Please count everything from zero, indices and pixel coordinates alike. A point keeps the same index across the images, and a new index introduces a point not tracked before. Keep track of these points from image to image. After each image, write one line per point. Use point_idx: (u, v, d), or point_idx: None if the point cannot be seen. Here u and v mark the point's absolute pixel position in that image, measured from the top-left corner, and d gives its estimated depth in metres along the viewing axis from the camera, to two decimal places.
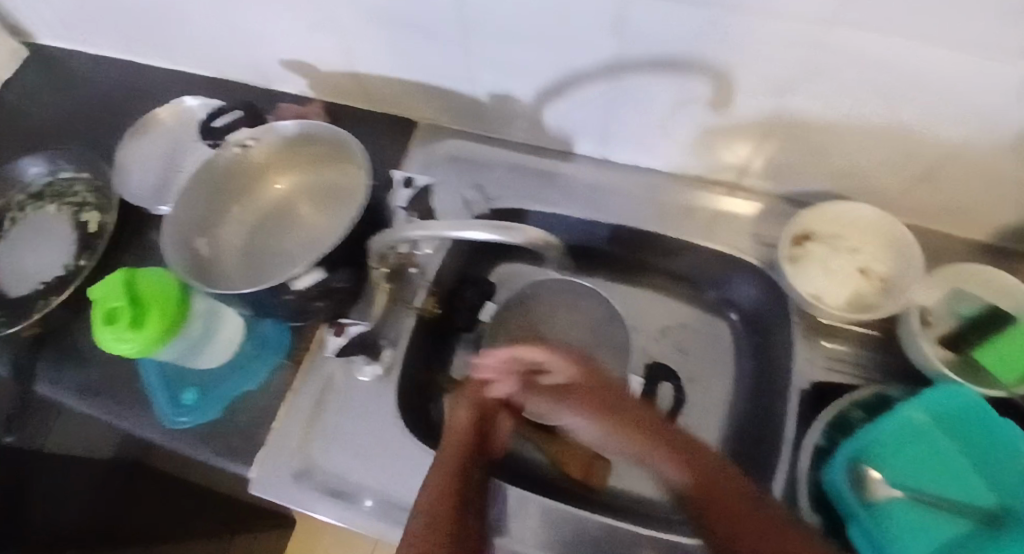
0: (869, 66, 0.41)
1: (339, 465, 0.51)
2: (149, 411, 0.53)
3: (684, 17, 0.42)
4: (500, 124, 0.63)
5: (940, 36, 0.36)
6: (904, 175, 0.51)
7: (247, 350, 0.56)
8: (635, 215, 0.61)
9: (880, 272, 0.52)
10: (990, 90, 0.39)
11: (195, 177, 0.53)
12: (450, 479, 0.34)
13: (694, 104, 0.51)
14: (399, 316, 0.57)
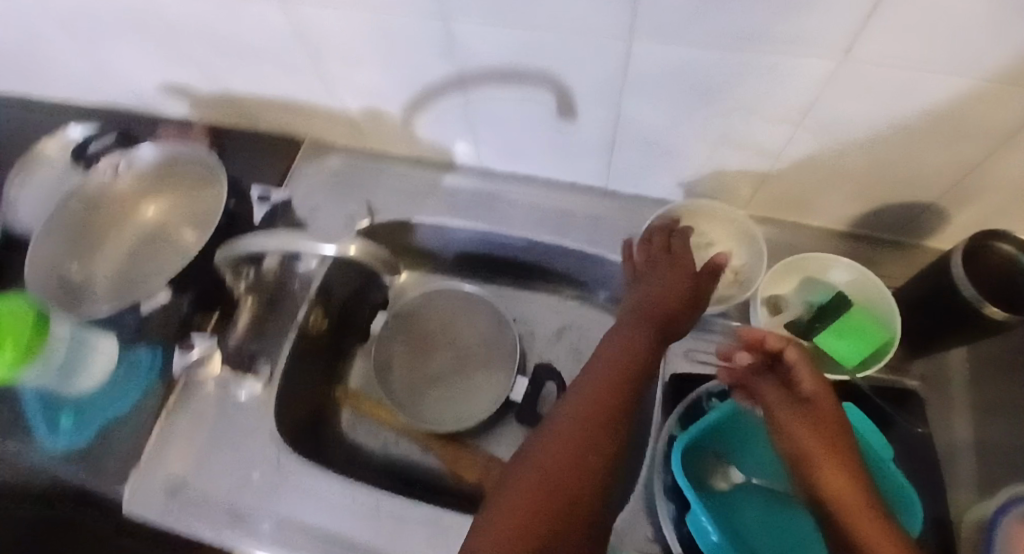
0: (675, 70, 0.43)
1: (210, 486, 0.51)
2: (26, 439, 0.53)
3: (496, 31, 0.44)
4: (379, 141, 0.65)
5: (718, 35, 0.39)
6: (745, 170, 0.54)
7: (122, 375, 0.55)
8: (514, 223, 0.63)
9: (733, 265, 0.55)
10: (782, 82, 0.42)
11: (60, 207, 0.54)
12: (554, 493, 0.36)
13: (542, 110, 0.53)
14: (281, 331, 0.58)
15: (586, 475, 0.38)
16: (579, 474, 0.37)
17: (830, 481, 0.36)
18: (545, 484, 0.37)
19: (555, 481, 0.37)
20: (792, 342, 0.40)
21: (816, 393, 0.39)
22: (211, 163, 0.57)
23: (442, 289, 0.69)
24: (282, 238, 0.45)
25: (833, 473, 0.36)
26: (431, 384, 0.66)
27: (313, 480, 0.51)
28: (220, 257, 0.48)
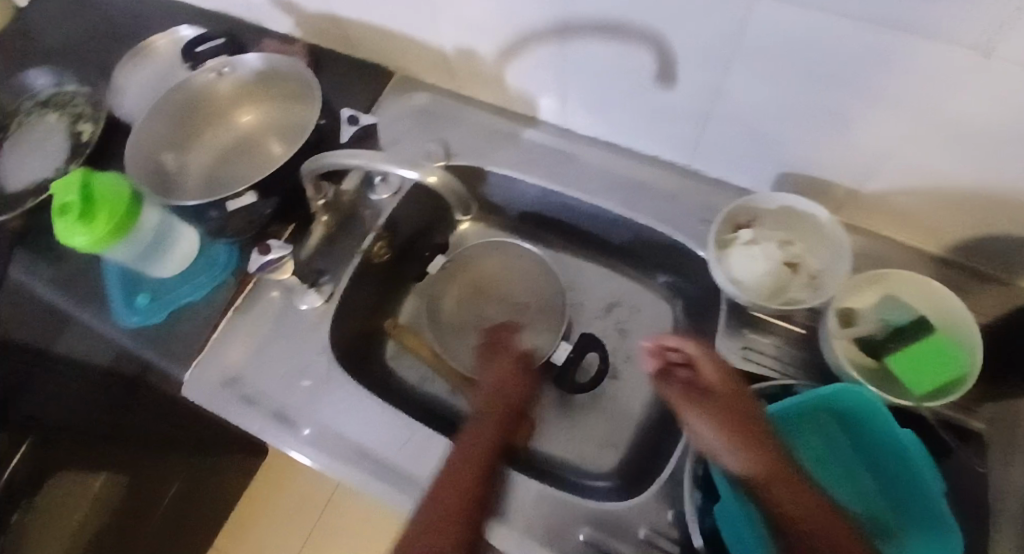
0: (789, 46, 0.41)
1: (264, 380, 0.55)
2: (107, 309, 0.58)
3: None
4: (467, 83, 0.65)
5: (845, 12, 0.35)
6: (844, 169, 0.51)
7: (199, 266, 0.58)
8: (586, 188, 0.62)
9: (812, 267, 0.52)
10: (906, 80, 0.39)
11: (164, 98, 0.57)
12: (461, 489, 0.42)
13: (637, 73, 0.51)
14: (347, 253, 0.60)
15: (482, 482, 0.44)
16: (474, 479, 0.43)
17: (784, 504, 0.35)
18: (454, 485, 0.42)
19: (461, 484, 0.43)
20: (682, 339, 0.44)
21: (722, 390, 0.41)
22: (308, 82, 0.59)
23: (501, 247, 0.70)
24: (366, 156, 0.47)
25: (783, 496, 0.36)
26: (475, 332, 0.67)
27: (357, 398, 0.54)
28: (305, 169, 0.50)
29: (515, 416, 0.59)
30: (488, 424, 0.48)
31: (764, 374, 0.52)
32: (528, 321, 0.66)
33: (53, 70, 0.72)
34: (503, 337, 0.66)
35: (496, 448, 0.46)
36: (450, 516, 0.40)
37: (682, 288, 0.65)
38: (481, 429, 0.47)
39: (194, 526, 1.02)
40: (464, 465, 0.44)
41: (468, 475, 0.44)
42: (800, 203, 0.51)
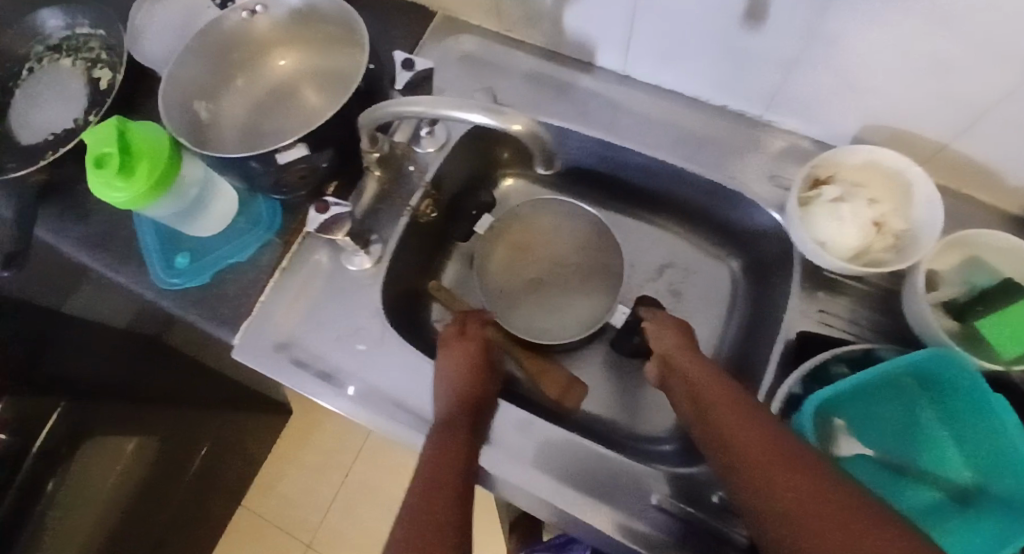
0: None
1: (315, 344, 0.53)
2: (144, 271, 0.55)
3: None
4: (518, 25, 0.60)
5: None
6: (939, 122, 0.47)
7: (243, 224, 0.56)
8: (647, 140, 0.58)
9: (896, 227, 0.49)
10: None
11: (197, 40, 0.52)
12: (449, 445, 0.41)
13: (719, 6, 0.46)
14: (395, 210, 0.57)
15: (465, 441, 0.42)
16: (456, 459, 0.39)
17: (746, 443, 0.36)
18: (440, 458, 0.39)
19: (448, 447, 0.40)
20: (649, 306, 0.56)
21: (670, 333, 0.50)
22: (352, 24, 0.53)
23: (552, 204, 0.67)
24: (428, 102, 0.40)
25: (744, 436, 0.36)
26: (529, 295, 0.65)
27: (414, 362, 0.51)
28: (363, 119, 0.45)
29: (567, 378, 0.58)
30: (461, 408, 0.45)
31: (840, 338, 0.49)
32: (582, 281, 0.65)
33: (63, 9, 0.66)
34: (555, 301, 0.64)
35: (463, 422, 0.44)
36: (442, 479, 0.36)
37: (741, 248, 0.62)
38: (459, 411, 0.45)
39: (223, 486, 1.02)
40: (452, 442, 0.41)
41: (450, 454, 0.40)
42: (890, 156, 0.48)
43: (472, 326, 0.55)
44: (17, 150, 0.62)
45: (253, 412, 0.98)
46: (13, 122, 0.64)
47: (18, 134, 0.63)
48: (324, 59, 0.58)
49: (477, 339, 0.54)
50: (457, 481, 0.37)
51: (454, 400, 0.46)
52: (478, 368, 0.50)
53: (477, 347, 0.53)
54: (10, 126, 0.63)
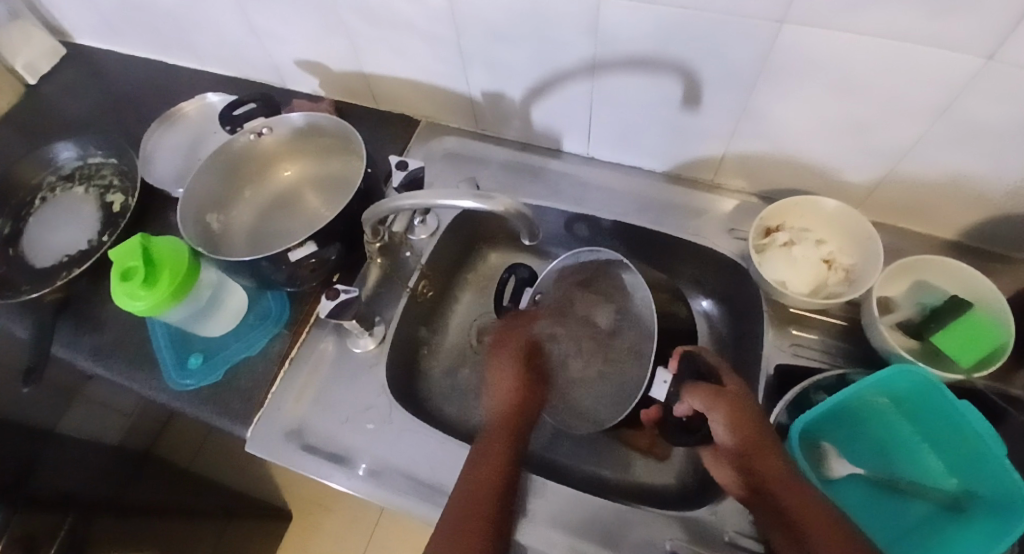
0: (817, 61, 0.46)
1: (326, 428, 0.53)
2: (158, 374, 0.57)
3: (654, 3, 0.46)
4: (492, 124, 0.69)
5: (870, 29, 0.42)
6: (861, 170, 0.56)
7: (252, 320, 0.59)
8: (615, 209, 0.66)
9: (844, 263, 0.56)
10: (913, 82, 0.45)
11: (210, 159, 0.58)
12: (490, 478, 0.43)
13: (663, 95, 0.56)
14: (395, 294, 0.61)
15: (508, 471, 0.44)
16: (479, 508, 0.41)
17: None
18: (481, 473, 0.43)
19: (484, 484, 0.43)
20: (707, 388, 0.49)
21: (746, 438, 0.45)
22: (349, 135, 0.60)
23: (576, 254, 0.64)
24: (422, 195, 0.45)
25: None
26: (569, 374, 0.60)
27: (424, 435, 0.53)
28: (367, 216, 0.50)
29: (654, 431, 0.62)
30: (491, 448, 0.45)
31: (814, 368, 0.54)
32: (620, 361, 0.60)
33: (75, 141, 0.72)
34: (598, 381, 0.60)
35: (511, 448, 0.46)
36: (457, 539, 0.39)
37: (716, 298, 0.67)
38: (492, 451, 0.45)
39: None
40: (475, 487, 0.42)
41: (474, 502, 0.41)
42: (827, 202, 0.55)
43: (516, 361, 0.54)
44: (32, 271, 0.65)
45: (248, 522, 0.94)
46: (27, 246, 0.68)
47: (33, 256, 0.67)
48: (322, 166, 0.64)
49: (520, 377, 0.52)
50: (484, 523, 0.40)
51: (486, 444, 0.46)
52: (514, 410, 0.49)
53: (514, 388, 0.51)
54: (26, 250, 0.67)
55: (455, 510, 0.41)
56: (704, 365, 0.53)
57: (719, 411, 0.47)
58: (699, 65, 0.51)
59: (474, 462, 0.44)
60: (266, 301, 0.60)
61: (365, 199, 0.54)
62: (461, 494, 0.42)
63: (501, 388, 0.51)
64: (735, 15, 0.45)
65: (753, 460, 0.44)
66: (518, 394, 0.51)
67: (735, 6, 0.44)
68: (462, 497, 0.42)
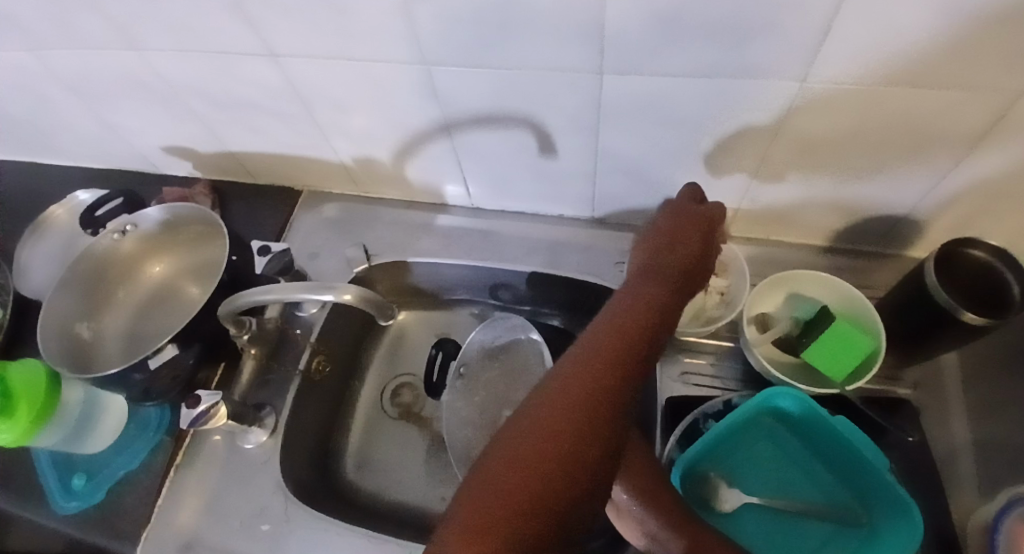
0: (646, 100, 0.47)
1: (221, 535, 0.51)
2: (42, 501, 0.55)
3: (476, 64, 0.46)
4: (372, 185, 0.69)
5: (677, 70, 0.43)
6: (720, 193, 0.57)
7: (132, 431, 0.57)
8: (502, 255, 0.65)
9: (720, 285, 0.56)
10: (726, 110, 0.46)
11: (69, 271, 0.56)
12: (608, 372, 0.34)
13: (519, 142, 0.56)
14: (288, 376, 0.59)
15: (631, 372, 0.35)
16: (565, 443, 0.31)
17: None
18: (596, 374, 0.34)
19: (595, 383, 0.34)
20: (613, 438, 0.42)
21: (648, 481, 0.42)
22: (214, 220, 0.58)
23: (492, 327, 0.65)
24: (280, 290, 0.45)
25: None
26: None
27: (322, 527, 0.50)
28: (222, 310, 0.48)
29: None
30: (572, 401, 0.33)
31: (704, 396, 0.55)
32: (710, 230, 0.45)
33: None
34: None
35: (608, 398, 0.33)
36: (537, 457, 0.30)
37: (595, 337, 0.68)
38: (616, 353, 0.35)
39: None
40: (540, 444, 0.31)
41: (555, 431, 0.31)
42: None
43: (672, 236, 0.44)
44: None
45: None
46: None
47: None
48: (197, 255, 0.62)
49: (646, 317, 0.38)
50: (585, 426, 0.32)
51: (560, 389, 0.33)
52: (637, 326, 0.37)
53: (643, 313, 0.38)
54: None
55: (538, 419, 0.32)
56: None
57: (620, 464, 0.42)
58: (543, 114, 0.51)
59: (548, 393, 0.34)
60: (148, 410, 0.58)
61: (230, 290, 0.53)
62: (541, 413, 0.32)
63: (632, 300, 0.39)
64: (554, 68, 0.45)
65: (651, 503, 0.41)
66: (690, 269, 0.42)
67: (549, 61, 0.44)
68: (528, 439, 0.31)
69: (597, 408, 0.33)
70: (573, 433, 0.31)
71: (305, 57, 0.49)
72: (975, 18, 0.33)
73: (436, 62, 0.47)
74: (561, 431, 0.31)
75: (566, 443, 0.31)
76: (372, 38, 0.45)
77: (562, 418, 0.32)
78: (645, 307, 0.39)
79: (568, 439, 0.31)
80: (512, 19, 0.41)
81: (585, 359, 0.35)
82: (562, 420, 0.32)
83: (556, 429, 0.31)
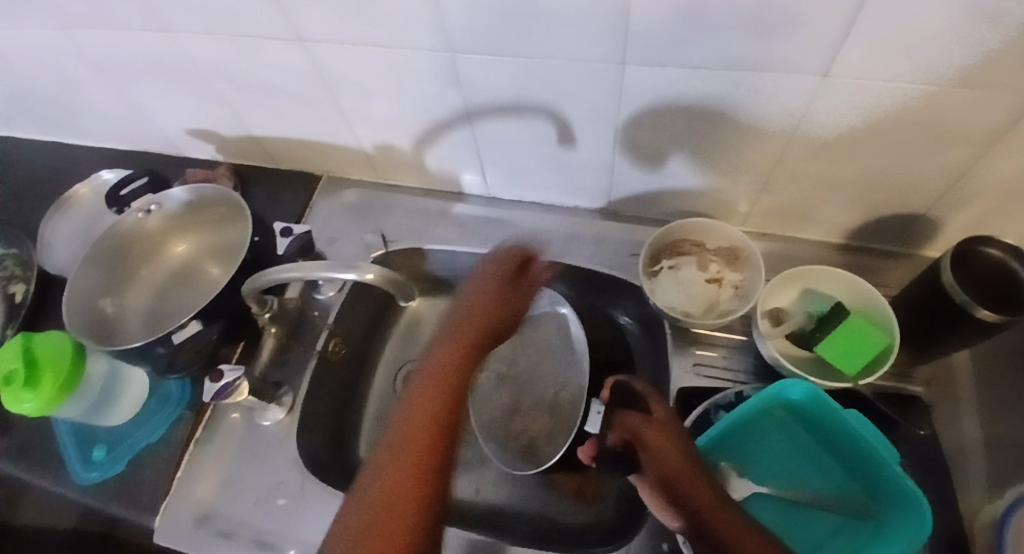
0: (666, 90, 0.47)
1: (238, 508, 0.52)
2: (64, 471, 0.56)
3: (497, 51, 0.47)
4: (392, 172, 0.69)
5: (697, 60, 0.43)
6: (738, 187, 0.57)
7: (153, 405, 0.58)
8: (518, 244, 0.66)
9: (734, 279, 0.57)
10: (746, 103, 0.46)
11: (94, 247, 0.57)
12: (440, 401, 0.37)
13: (538, 131, 0.56)
14: (306, 356, 0.60)
15: (459, 400, 0.38)
16: (405, 480, 0.34)
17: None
18: (420, 405, 0.36)
19: (430, 418, 0.36)
20: (638, 415, 0.48)
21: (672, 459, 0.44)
22: (237, 203, 0.59)
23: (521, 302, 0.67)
24: (302, 268, 0.46)
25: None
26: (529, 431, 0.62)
27: (337, 503, 0.51)
28: (246, 288, 0.50)
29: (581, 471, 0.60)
30: (422, 426, 0.35)
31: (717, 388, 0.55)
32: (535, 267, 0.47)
33: None
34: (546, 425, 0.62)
35: (437, 426, 0.36)
36: (400, 492, 0.33)
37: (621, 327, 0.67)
38: (445, 379, 0.38)
39: None
40: (393, 482, 0.33)
41: (403, 468, 0.34)
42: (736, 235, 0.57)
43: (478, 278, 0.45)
44: None
45: None
46: None
47: None
48: (218, 236, 0.63)
49: (462, 346, 0.40)
50: (425, 462, 0.34)
51: (402, 424, 0.36)
52: (464, 355, 0.39)
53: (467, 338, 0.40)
54: None
55: (392, 458, 0.34)
56: (635, 392, 0.51)
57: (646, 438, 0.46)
58: (562, 103, 0.51)
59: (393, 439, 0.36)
60: (170, 385, 0.59)
61: (253, 270, 0.54)
62: (399, 454, 0.35)
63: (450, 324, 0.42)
64: (574, 57, 0.46)
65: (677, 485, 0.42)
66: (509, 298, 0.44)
67: (570, 49, 0.45)
68: (387, 480, 0.34)
69: (434, 444, 0.35)
70: (422, 464, 0.34)
71: (327, 41, 0.50)
72: (998, 12, 0.33)
73: (458, 48, 0.47)
74: (416, 464, 0.34)
75: (405, 491, 0.33)
76: (393, 22, 0.46)
77: (421, 446, 0.35)
78: (463, 337, 0.41)
79: (420, 472, 0.34)
80: (533, 6, 0.41)
81: (422, 394, 0.37)
82: (409, 457, 0.34)
83: (402, 468, 0.34)
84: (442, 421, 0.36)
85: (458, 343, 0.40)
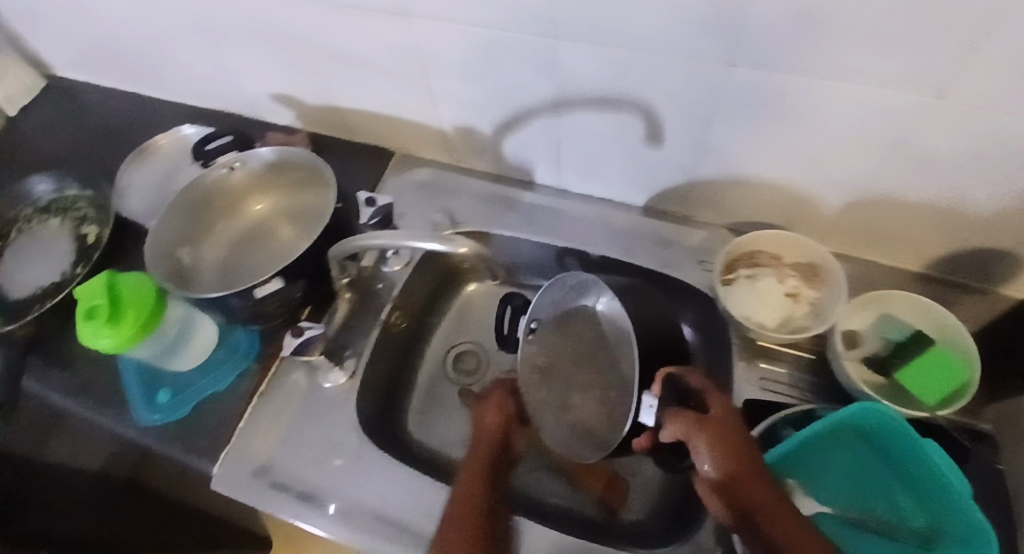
0: (771, 98, 0.47)
1: (296, 465, 0.52)
2: (126, 410, 0.57)
3: (604, 43, 0.47)
4: (465, 155, 0.70)
5: (812, 70, 0.42)
6: (823, 204, 0.56)
7: (221, 355, 0.59)
8: (586, 238, 0.66)
9: (810, 296, 0.56)
10: (855, 120, 0.46)
11: (179, 196, 0.58)
12: (469, 506, 0.46)
13: (626, 128, 0.56)
14: (369, 326, 0.60)
15: (480, 512, 0.47)
16: None
17: None
18: (455, 512, 0.46)
19: (458, 518, 0.45)
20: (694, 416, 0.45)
21: (734, 463, 0.43)
22: (320, 169, 0.60)
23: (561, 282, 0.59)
24: (391, 237, 0.47)
25: None
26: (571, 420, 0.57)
27: (394, 472, 0.51)
28: (334, 251, 0.51)
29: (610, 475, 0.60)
30: (459, 525, 0.45)
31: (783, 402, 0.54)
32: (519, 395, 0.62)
33: (51, 175, 0.73)
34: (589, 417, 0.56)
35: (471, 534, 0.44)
36: None
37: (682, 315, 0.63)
38: (469, 494, 0.48)
39: None
40: None
41: None
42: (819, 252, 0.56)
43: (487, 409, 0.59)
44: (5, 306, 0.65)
45: None
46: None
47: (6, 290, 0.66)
48: (294, 199, 0.64)
49: (483, 470, 0.51)
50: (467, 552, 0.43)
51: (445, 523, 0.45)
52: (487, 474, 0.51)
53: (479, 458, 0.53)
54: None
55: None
56: (687, 388, 0.48)
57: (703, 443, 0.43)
58: (659, 102, 0.51)
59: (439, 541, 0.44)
60: (238, 336, 0.60)
61: (333, 235, 0.55)
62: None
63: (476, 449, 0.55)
64: (683, 55, 0.45)
65: (745, 487, 0.42)
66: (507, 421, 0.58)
67: (681, 47, 0.45)
68: None
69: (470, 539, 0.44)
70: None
71: (430, 18, 0.50)
72: None
73: (563, 36, 0.47)
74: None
75: None
76: (504, 6, 0.46)
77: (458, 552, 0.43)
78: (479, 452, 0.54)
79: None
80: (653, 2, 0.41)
81: (455, 507, 0.47)
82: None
83: None
84: (477, 526, 0.45)
85: (478, 466, 0.52)
